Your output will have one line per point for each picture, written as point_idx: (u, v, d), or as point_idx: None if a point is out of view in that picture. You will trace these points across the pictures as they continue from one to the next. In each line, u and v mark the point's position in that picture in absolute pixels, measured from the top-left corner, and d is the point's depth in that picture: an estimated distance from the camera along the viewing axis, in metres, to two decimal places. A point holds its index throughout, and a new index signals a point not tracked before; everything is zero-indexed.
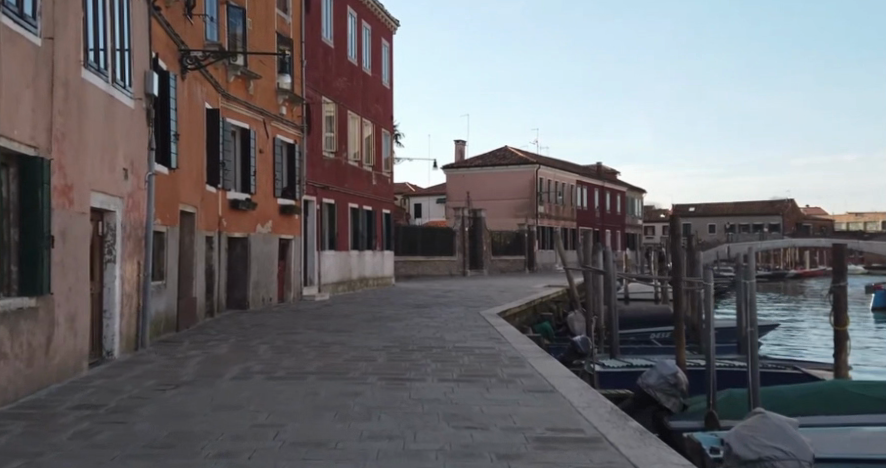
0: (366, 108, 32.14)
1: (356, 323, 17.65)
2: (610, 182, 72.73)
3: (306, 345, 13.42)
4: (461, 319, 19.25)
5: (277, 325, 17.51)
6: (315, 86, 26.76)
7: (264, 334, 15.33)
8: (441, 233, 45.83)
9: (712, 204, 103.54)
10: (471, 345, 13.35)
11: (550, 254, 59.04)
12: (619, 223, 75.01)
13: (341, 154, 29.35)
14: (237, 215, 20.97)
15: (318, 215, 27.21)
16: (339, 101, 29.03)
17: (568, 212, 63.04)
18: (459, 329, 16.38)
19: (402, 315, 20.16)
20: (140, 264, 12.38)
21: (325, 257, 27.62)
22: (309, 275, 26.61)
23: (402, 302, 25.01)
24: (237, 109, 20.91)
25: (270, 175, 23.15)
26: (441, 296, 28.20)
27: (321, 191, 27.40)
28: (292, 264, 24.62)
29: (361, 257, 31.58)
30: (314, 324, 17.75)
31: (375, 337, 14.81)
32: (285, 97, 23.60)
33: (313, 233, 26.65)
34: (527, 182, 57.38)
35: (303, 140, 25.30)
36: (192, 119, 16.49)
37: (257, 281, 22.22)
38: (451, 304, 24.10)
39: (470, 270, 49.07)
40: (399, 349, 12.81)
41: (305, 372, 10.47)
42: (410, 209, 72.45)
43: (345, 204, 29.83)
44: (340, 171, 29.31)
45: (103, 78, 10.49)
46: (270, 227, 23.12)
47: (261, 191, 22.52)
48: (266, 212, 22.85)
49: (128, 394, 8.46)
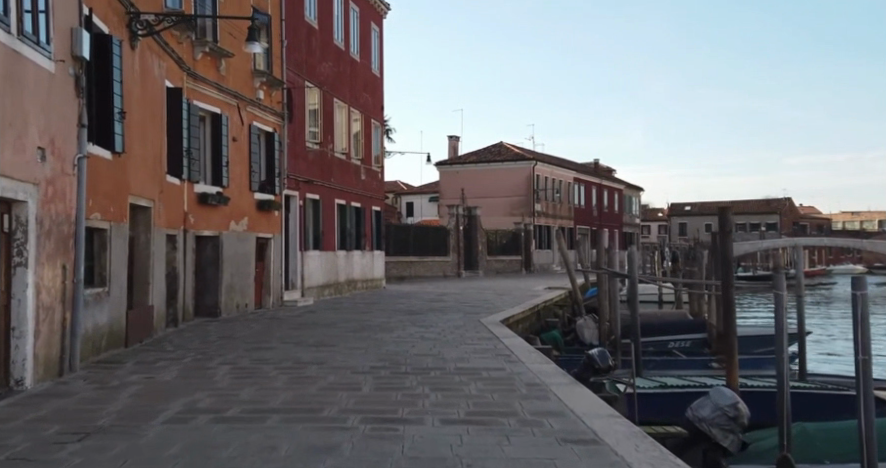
0: (354, 96, 29.78)
1: (340, 335, 15.28)
2: (607, 180, 70.44)
3: (276, 368, 11.02)
4: (460, 328, 16.89)
5: (250, 337, 15.11)
6: (297, 69, 24.36)
7: (229, 350, 12.92)
8: (434, 232, 43.45)
9: (709, 202, 101.40)
10: (476, 366, 10.97)
11: (547, 254, 56.74)
12: (617, 221, 72.78)
13: (326, 146, 26.94)
14: (207, 212, 18.57)
15: (302, 211, 24.79)
16: (324, 87, 26.65)
17: (565, 210, 60.74)
18: (459, 343, 14.00)
19: (393, 324, 17.80)
20: (64, 267, 9.97)
21: (309, 258, 25.21)
22: (291, 277, 24.24)
23: (394, 308, 22.62)
24: (206, 92, 18.53)
25: (246, 167, 20.75)
26: (436, 300, 25.80)
27: (305, 186, 24.98)
28: (271, 266, 22.22)
29: (349, 258, 29.17)
30: (291, 335, 15.34)
31: (360, 355, 12.42)
32: (261, 79, 21.24)
33: (295, 231, 24.27)
34: (523, 179, 55.04)
35: (283, 128, 22.90)
36: (145, 98, 14.12)
37: (230, 285, 19.79)
38: (447, 310, 21.74)
39: (465, 271, 46.65)
40: (388, 374, 10.41)
41: (267, 408, 8.08)
42: (401, 208, 69.97)
43: (331, 200, 27.43)
44: (326, 163, 26.88)
45: (3, 27, 8.10)
46: (246, 224, 20.70)
47: (236, 185, 20.12)
48: (242, 209, 20.45)
49: (7, 456, 6.04)
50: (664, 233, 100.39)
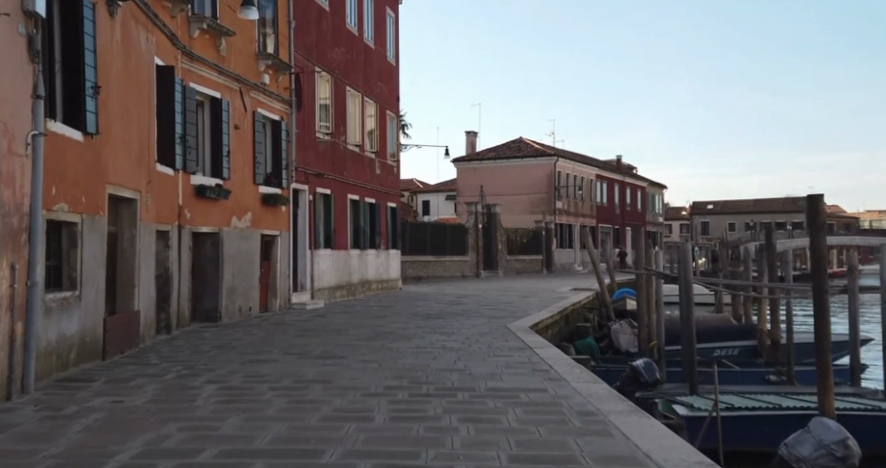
0: (368, 85, 28.03)
1: (351, 345, 13.48)
2: (630, 177, 68.45)
3: (273, 388, 9.21)
4: (485, 336, 15.07)
5: (251, 345, 13.32)
6: (307, 54, 22.59)
7: (222, 363, 11.12)
8: (452, 231, 41.64)
9: (732, 200, 99.16)
10: (513, 388, 9.17)
11: (567, 253, 54.86)
12: (639, 219, 70.83)
13: (338, 136, 25.15)
14: (205, 206, 16.84)
15: (312, 207, 23.05)
16: (336, 74, 24.87)
17: (587, 208, 58.83)
18: (488, 356, 12.18)
19: (411, 330, 16.00)
20: (11, 267, 8.19)
21: (320, 258, 23.47)
22: (300, 278, 22.53)
23: (412, 311, 20.82)
24: (204, 75, 16.77)
25: (251, 158, 19.01)
26: (457, 303, 23.97)
27: (315, 180, 23.19)
28: (277, 266, 20.47)
29: (362, 257, 27.40)
30: (296, 344, 13.55)
31: (372, 370, 10.61)
32: (267, 62, 19.47)
33: (304, 229, 22.53)
34: (545, 176, 53.13)
35: (291, 117, 21.13)
36: (129, 75, 12.41)
37: (232, 287, 18.03)
38: (470, 314, 19.93)
39: (484, 271, 44.82)
40: (407, 398, 8.60)
41: (250, 450, 6.27)
42: (417, 206, 68.17)
43: (343, 195, 25.66)
44: (338, 156, 25.11)
45: None
46: (250, 221, 18.95)
47: (238, 177, 18.38)
48: (245, 204, 18.72)
49: None
50: (686, 232, 98.26)
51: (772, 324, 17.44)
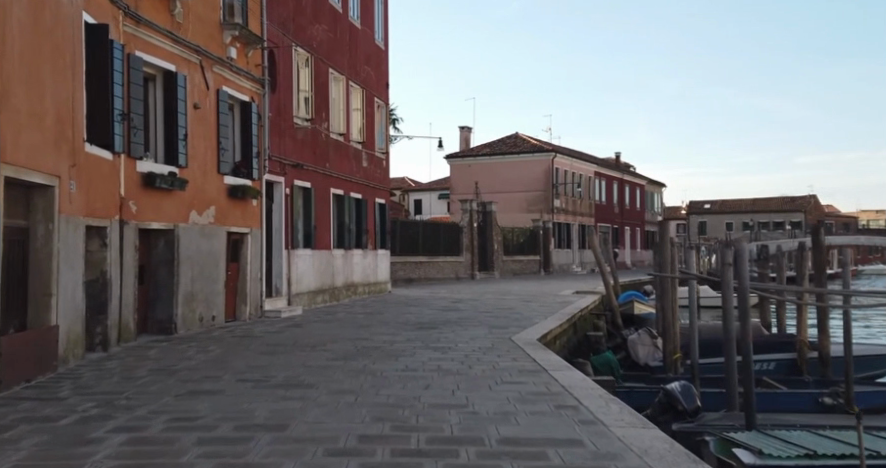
0: (354, 69, 25.47)
1: (324, 367, 10.91)
2: (628, 174, 65.99)
3: (202, 441, 6.65)
4: (487, 354, 12.55)
5: (200, 368, 10.75)
6: (283, 28, 20.01)
7: (151, 399, 8.58)
8: (445, 229, 39.11)
9: (731, 199, 96.92)
10: (536, 441, 6.65)
11: (565, 254, 52.44)
12: (638, 219, 68.48)
13: (319, 123, 22.59)
14: (155, 199, 14.27)
15: (289, 202, 20.48)
16: (317, 53, 22.30)
17: (585, 206, 56.34)
18: (494, 383, 9.65)
19: (400, 346, 13.48)
20: None
21: (298, 259, 20.88)
22: (275, 283, 19.95)
23: (402, 320, 18.29)
24: (153, 43, 14.16)
25: (215, 144, 16.40)
26: (452, 310, 21.41)
27: (292, 171, 20.60)
28: (247, 269, 17.92)
29: (348, 257, 24.85)
30: (255, 366, 10.98)
31: (345, 409, 8.06)
32: (234, 34, 16.85)
33: (279, 227, 19.99)
34: (542, 172, 50.59)
35: (263, 99, 18.53)
36: (39, 29, 9.85)
37: (192, 293, 15.45)
38: (467, 324, 17.42)
39: (479, 272, 42.37)
40: (389, 460, 6.06)
41: None
42: (409, 205, 65.71)
43: (326, 190, 23.11)
44: (319, 146, 22.55)
45: None
46: (214, 216, 16.35)
47: (198, 166, 15.76)
48: (207, 196, 16.13)
49: None
50: (684, 232, 95.99)
51: (819, 336, 14.63)
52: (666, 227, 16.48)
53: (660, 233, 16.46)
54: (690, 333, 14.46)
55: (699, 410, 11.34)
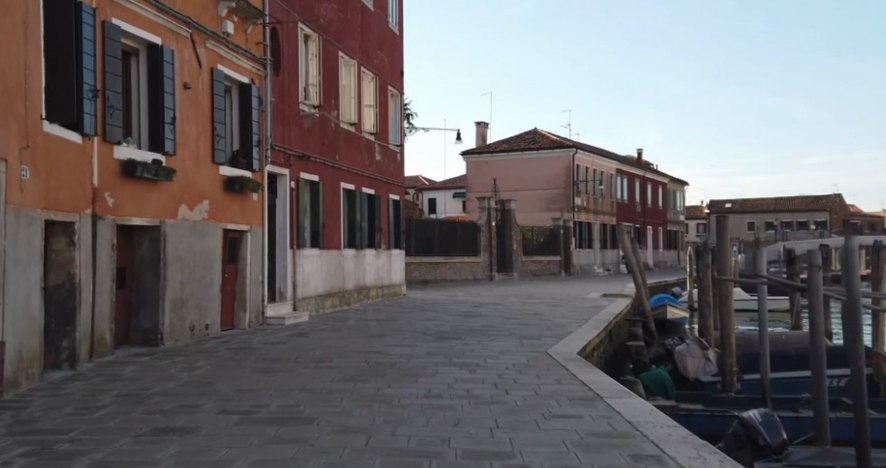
0: (365, 53, 23.56)
1: (329, 392, 8.96)
2: (650, 172, 63.90)
3: None
4: (522, 374, 10.58)
5: (177, 393, 8.80)
6: (287, 4, 18.06)
7: (103, 441, 6.62)
8: (462, 227, 37.12)
9: (752, 198, 94.66)
10: None
11: (586, 254, 50.38)
12: (660, 218, 66.30)
13: (328, 111, 20.67)
14: (137, 190, 12.31)
15: (295, 198, 18.58)
16: (326, 34, 20.38)
17: (606, 205, 54.29)
18: (540, 418, 7.68)
19: (419, 363, 11.53)
20: None
21: (305, 260, 18.99)
22: (279, 286, 18.08)
23: (420, 328, 16.36)
24: (132, 10, 12.20)
25: (210, 130, 14.43)
26: (474, 316, 19.45)
27: (297, 162, 18.68)
28: (247, 270, 16.01)
29: (359, 258, 22.93)
30: (247, 390, 9.02)
31: (354, 460, 6.10)
32: (230, 5, 14.88)
33: (283, 224, 18.08)
34: (562, 168, 48.55)
35: (266, 81, 16.62)
36: None
37: (183, 297, 13.51)
38: (493, 334, 15.47)
39: (497, 273, 40.44)
40: None
41: None
42: (423, 205, 63.83)
43: (335, 184, 21.21)
44: (328, 136, 20.66)
45: None
46: (208, 211, 14.39)
47: (190, 153, 13.75)
48: (200, 189, 14.15)
49: None
50: (704, 232, 93.69)
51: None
52: (725, 223, 14.50)
53: (718, 230, 14.49)
54: (759, 340, 12.49)
55: (785, 444, 9.55)
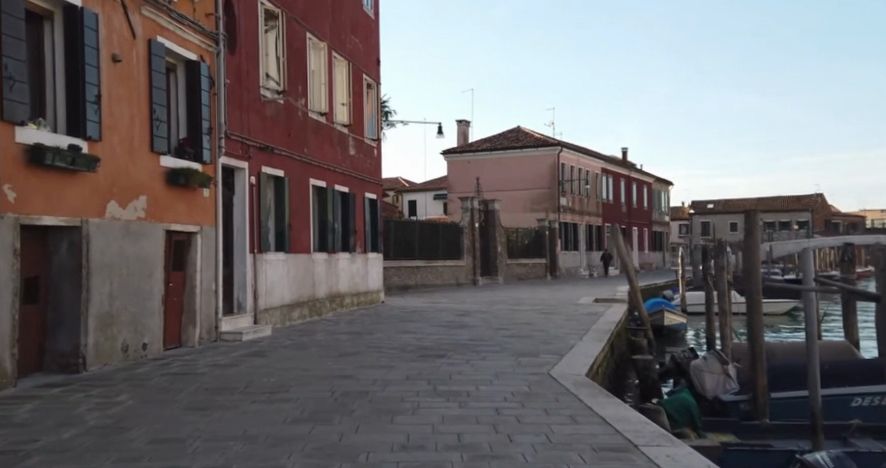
0: (337, 37, 21.37)
1: (275, 444, 6.75)
2: (635, 171, 61.91)
3: None
4: (527, 409, 8.45)
5: (69, 447, 6.55)
6: None
7: None
8: (443, 229, 34.91)
9: (735, 199, 93.05)
10: None
11: (572, 256, 48.33)
12: (645, 219, 64.37)
13: (294, 97, 18.46)
14: (48, 182, 10.04)
15: (256, 194, 16.31)
16: (291, 11, 18.15)
17: (592, 205, 52.29)
18: None
19: (398, 394, 9.33)
20: None
21: (268, 266, 16.74)
22: (237, 295, 15.83)
23: (399, 344, 14.16)
24: None
25: (147, 112, 12.14)
26: (459, 327, 17.26)
27: (258, 154, 16.44)
28: (195, 278, 13.75)
29: (331, 262, 20.69)
30: (165, 442, 6.80)
31: None
32: None
33: (241, 226, 15.83)
34: (547, 167, 46.47)
35: (217, 59, 14.34)
36: None
37: (113, 313, 11.24)
38: (483, 350, 13.29)
39: (481, 277, 38.29)
40: None
41: None
42: (403, 207, 61.65)
43: (303, 180, 18.97)
44: (294, 127, 18.44)
45: None
46: (144, 209, 12.11)
47: (121, 140, 11.46)
48: (136, 183, 11.87)
49: None
50: (687, 234, 92.04)
51: None
52: (755, 217, 12.38)
53: (746, 225, 12.33)
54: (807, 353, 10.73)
55: None
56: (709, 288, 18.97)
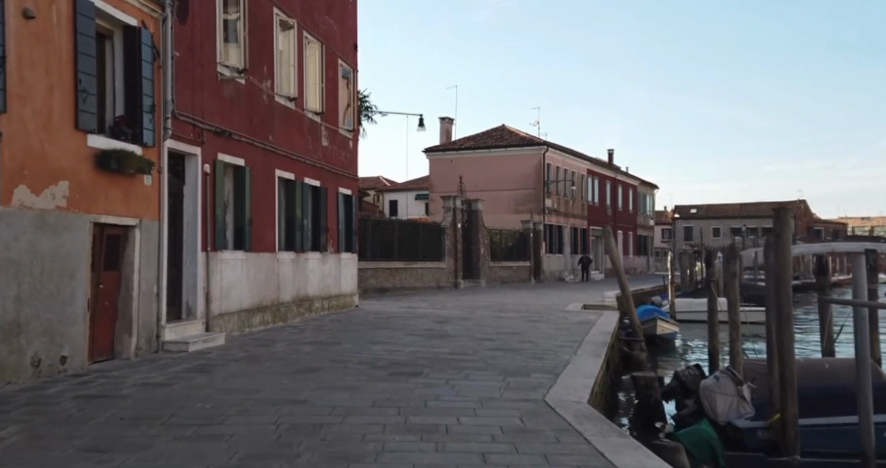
0: (309, 16, 19.46)
1: None
2: (621, 173, 60.30)
3: None
4: (522, 455, 6.59)
5: None
6: None
7: None
8: (423, 229, 33.03)
9: (720, 204, 91.78)
10: None
11: (557, 260, 46.59)
12: (631, 222, 62.77)
13: (257, 78, 16.53)
14: None
15: (211, 184, 14.38)
16: None
17: (577, 207, 50.56)
18: None
19: (359, 429, 7.47)
20: None
21: (223, 265, 14.82)
22: (186, 299, 13.90)
23: (368, 358, 12.28)
24: None
25: (72, 81, 10.24)
26: (438, 337, 15.37)
27: (213, 139, 14.51)
28: (132, 279, 11.83)
29: (299, 262, 18.78)
30: None
31: None
32: None
33: (192, 219, 13.90)
34: (533, 167, 44.69)
35: (162, 27, 12.43)
36: None
37: (19, 321, 9.33)
38: (465, 367, 11.43)
39: (463, 280, 36.46)
40: None
41: None
42: (383, 207, 59.79)
43: (267, 170, 17.04)
44: (257, 111, 16.51)
45: None
46: (66, 197, 10.22)
47: (34, 113, 9.58)
48: (56, 164, 9.99)
49: None
50: (670, 238, 90.65)
51: None
52: (785, 217, 10.60)
53: (776, 228, 10.54)
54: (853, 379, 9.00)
55: None
56: (714, 296, 17.20)
